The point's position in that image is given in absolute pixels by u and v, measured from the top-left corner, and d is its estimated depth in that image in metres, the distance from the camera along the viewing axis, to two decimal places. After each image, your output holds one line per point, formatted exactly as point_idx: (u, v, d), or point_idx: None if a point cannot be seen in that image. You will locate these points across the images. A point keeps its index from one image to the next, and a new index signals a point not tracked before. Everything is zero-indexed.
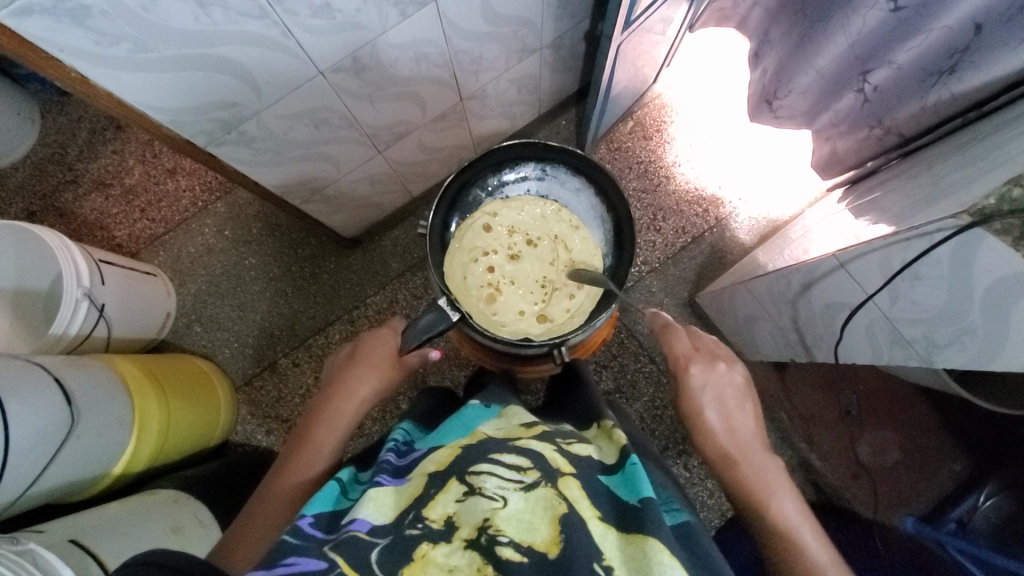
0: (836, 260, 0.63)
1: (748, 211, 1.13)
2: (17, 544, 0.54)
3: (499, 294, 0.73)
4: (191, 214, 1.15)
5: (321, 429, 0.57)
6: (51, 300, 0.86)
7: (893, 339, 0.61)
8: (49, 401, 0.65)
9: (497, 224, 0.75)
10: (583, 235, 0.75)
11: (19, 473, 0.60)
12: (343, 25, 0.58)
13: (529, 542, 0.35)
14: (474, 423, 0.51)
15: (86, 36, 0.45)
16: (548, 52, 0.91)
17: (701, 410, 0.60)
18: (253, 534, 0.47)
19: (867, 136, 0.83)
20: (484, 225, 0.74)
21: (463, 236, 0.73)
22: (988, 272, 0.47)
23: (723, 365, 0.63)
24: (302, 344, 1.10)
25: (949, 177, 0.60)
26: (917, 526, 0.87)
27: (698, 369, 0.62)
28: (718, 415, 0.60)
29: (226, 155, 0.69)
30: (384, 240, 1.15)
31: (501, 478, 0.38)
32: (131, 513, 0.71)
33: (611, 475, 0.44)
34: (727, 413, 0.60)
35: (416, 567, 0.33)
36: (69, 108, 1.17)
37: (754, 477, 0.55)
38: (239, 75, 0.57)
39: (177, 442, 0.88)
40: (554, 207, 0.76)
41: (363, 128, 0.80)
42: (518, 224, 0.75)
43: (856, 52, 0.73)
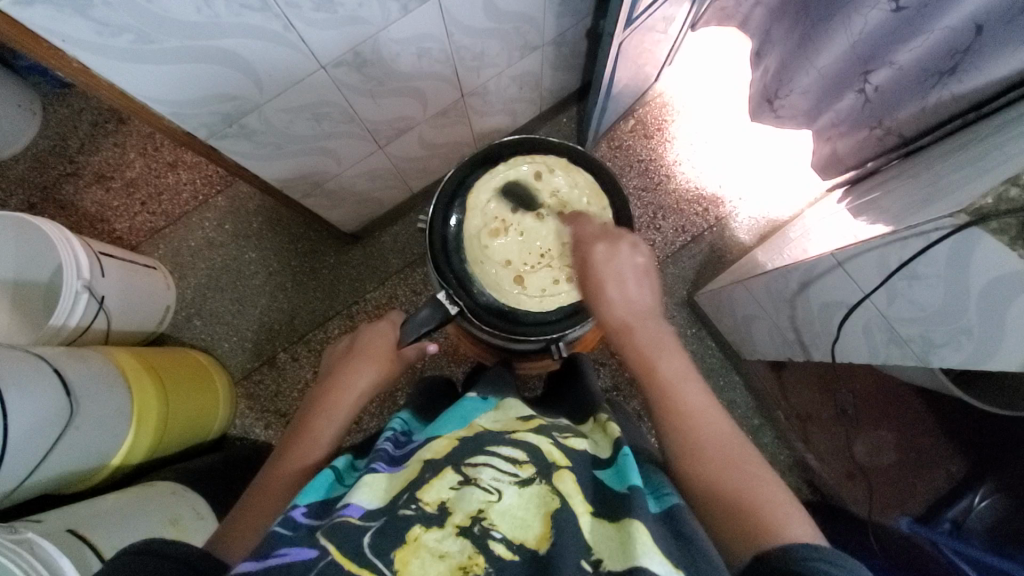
0: (834, 259, 0.63)
1: (748, 211, 1.13)
2: (15, 532, 0.55)
3: (493, 243, 0.70)
4: (191, 208, 1.15)
5: (320, 420, 0.57)
6: (52, 292, 0.87)
7: (890, 339, 0.61)
8: (48, 392, 0.65)
9: (522, 184, 0.72)
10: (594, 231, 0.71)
11: (18, 461, 0.60)
12: (345, 19, 0.58)
13: (520, 540, 0.35)
14: (472, 415, 0.51)
15: (87, 26, 0.45)
16: (549, 49, 0.91)
17: (611, 276, 0.59)
18: (251, 521, 0.47)
19: (867, 137, 0.83)
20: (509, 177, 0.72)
21: (489, 173, 0.71)
22: (984, 272, 0.48)
23: (627, 247, 0.61)
24: (301, 339, 1.10)
25: (949, 177, 0.60)
26: (912, 527, 0.86)
27: (603, 247, 0.61)
28: (620, 290, 0.58)
29: (228, 149, 0.69)
30: (385, 236, 1.15)
31: (497, 470, 0.39)
32: (130, 504, 0.71)
33: (603, 469, 0.44)
34: (631, 285, 0.58)
35: (408, 549, 0.33)
36: (71, 100, 1.17)
37: (646, 343, 0.53)
38: (241, 68, 0.57)
39: (176, 434, 0.88)
40: (580, 194, 0.72)
41: (364, 123, 0.80)
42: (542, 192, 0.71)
43: (857, 52, 0.73)
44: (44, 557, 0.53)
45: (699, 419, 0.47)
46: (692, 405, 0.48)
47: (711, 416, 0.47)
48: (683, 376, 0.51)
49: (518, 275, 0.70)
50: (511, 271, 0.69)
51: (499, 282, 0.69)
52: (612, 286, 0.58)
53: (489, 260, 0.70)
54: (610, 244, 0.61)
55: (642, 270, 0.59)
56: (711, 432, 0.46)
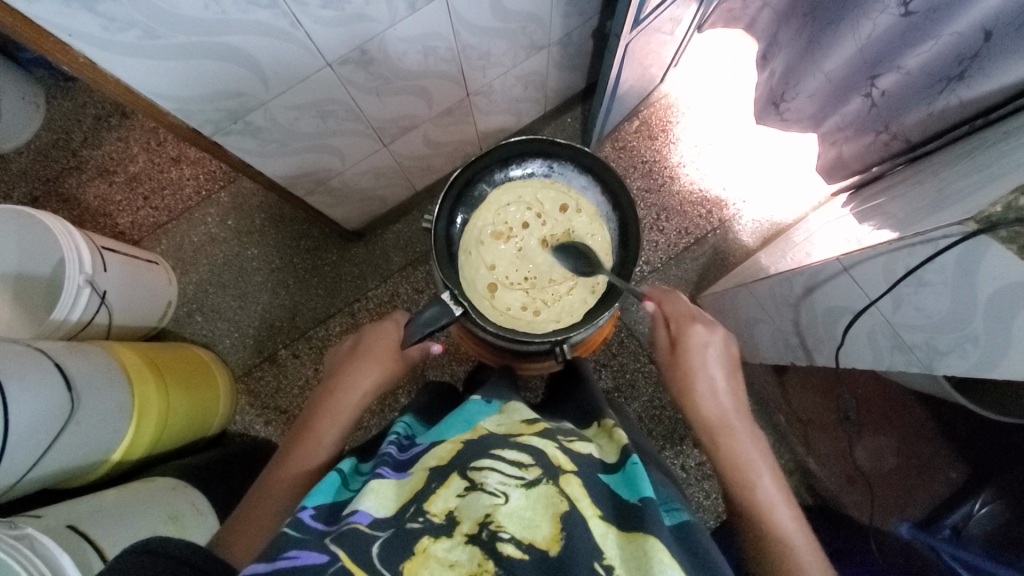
0: (840, 264, 0.63)
1: (752, 214, 1.13)
2: (14, 528, 0.55)
3: (503, 243, 0.74)
4: (194, 204, 1.14)
5: (323, 421, 0.57)
6: (54, 286, 0.86)
7: (894, 345, 0.60)
8: (50, 386, 0.65)
9: (552, 212, 0.75)
10: (580, 288, 0.74)
11: (18, 456, 0.60)
12: (352, 17, 0.58)
13: (530, 540, 0.34)
14: (476, 419, 0.51)
15: (93, 21, 0.45)
16: (555, 49, 0.91)
17: (702, 369, 0.62)
18: (253, 523, 0.47)
19: (873, 141, 0.83)
20: (545, 194, 0.75)
21: (532, 184, 0.75)
22: (992, 279, 0.47)
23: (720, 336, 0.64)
24: (302, 336, 1.10)
25: (956, 184, 0.60)
26: (912, 532, 0.87)
27: (698, 331, 0.63)
28: (714, 391, 0.61)
29: (232, 145, 0.69)
30: (387, 234, 1.15)
31: (502, 474, 0.38)
32: (129, 500, 0.71)
33: (611, 474, 0.44)
34: (721, 383, 0.61)
35: (416, 562, 0.33)
36: (75, 94, 1.17)
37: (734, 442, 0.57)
38: (248, 66, 0.57)
39: (176, 431, 0.88)
40: (591, 254, 0.74)
41: (369, 121, 0.79)
42: (564, 228, 0.74)
43: (865, 56, 0.73)
44: (44, 553, 0.53)
45: (767, 505, 0.52)
46: (761, 487, 0.54)
47: (776, 498, 0.53)
48: (759, 457, 0.56)
49: (498, 282, 0.73)
50: (496, 275, 0.73)
51: (475, 280, 0.73)
52: (703, 378, 0.61)
53: (478, 259, 0.73)
54: (711, 342, 0.63)
55: (728, 368, 0.63)
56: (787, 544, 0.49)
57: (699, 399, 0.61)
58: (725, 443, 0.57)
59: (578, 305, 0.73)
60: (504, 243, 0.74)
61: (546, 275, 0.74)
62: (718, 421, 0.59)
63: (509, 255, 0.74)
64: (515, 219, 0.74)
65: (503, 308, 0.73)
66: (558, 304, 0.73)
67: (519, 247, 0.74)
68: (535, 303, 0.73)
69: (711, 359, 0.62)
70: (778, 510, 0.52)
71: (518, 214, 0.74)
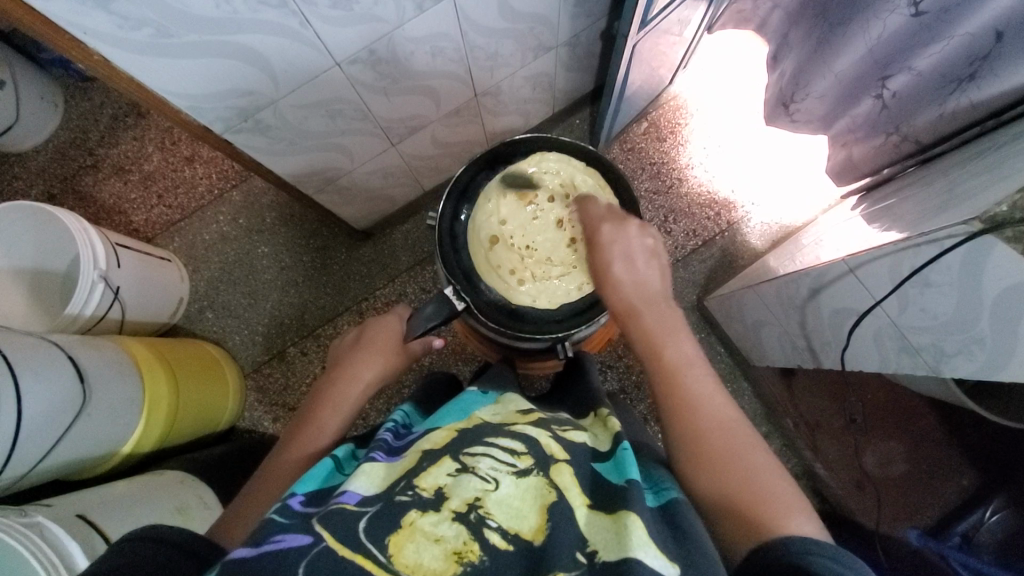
0: (846, 264, 0.63)
1: (760, 216, 1.12)
2: (24, 516, 0.56)
3: (525, 206, 0.71)
4: (206, 202, 1.16)
5: (325, 410, 0.58)
6: (68, 281, 0.88)
7: (901, 348, 0.60)
8: (63, 379, 0.66)
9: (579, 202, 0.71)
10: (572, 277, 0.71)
11: (31, 446, 0.61)
12: (362, 17, 0.59)
13: (516, 530, 0.35)
14: (471, 408, 0.51)
15: (108, 20, 0.46)
16: (564, 50, 0.91)
17: (616, 262, 0.60)
18: (252, 507, 0.48)
19: (884, 143, 0.82)
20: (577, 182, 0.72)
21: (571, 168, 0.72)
22: (998, 280, 0.47)
23: (619, 229, 0.62)
24: (311, 333, 1.12)
25: (964, 186, 0.59)
26: (921, 539, 0.89)
27: (609, 228, 0.63)
28: (634, 278, 0.59)
29: (244, 144, 0.70)
30: (395, 234, 1.16)
31: (495, 460, 0.39)
32: (138, 491, 0.72)
33: (602, 462, 0.44)
34: (640, 264, 0.60)
35: (403, 534, 0.33)
36: (92, 94, 1.19)
37: (655, 326, 0.55)
38: (259, 66, 0.58)
39: (186, 426, 0.89)
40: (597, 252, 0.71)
41: (378, 120, 0.80)
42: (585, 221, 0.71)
43: (875, 57, 0.72)
44: (53, 539, 0.54)
45: (679, 366, 0.51)
46: (675, 356, 0.52)
47: (695, 369, 0.51)
48: (679, 334, 0.55)
49: (503, 239, 0.71)
50: (507, 232, 0.71)
51: (479, 228, 0.72)
52: (620, 267, 0.60)
53: (490, 209, 0.72)
54: (620, 234, 0.62)
55: (654, 256, 0.61)
56: (712, 417, 0.46)
57: (612, 284, 0.60)
58: (640, 322, 0.56)
59: (564, 295, 0.71)
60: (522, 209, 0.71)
61: (546, 250, 0.71)
62: (626, 308, 0.58)
63: (522, 218, 0.71)
64: (543, 188, 0.72)
65: (493, 264, 0.71)
66: (544, 285, 0.71)
67: (535, 216, 0.71)
68: (523, 274, 0.71)
69: (630, 251, 0.61)
70: (696, 380, 0.50)
71: (547, 186, 0.72)
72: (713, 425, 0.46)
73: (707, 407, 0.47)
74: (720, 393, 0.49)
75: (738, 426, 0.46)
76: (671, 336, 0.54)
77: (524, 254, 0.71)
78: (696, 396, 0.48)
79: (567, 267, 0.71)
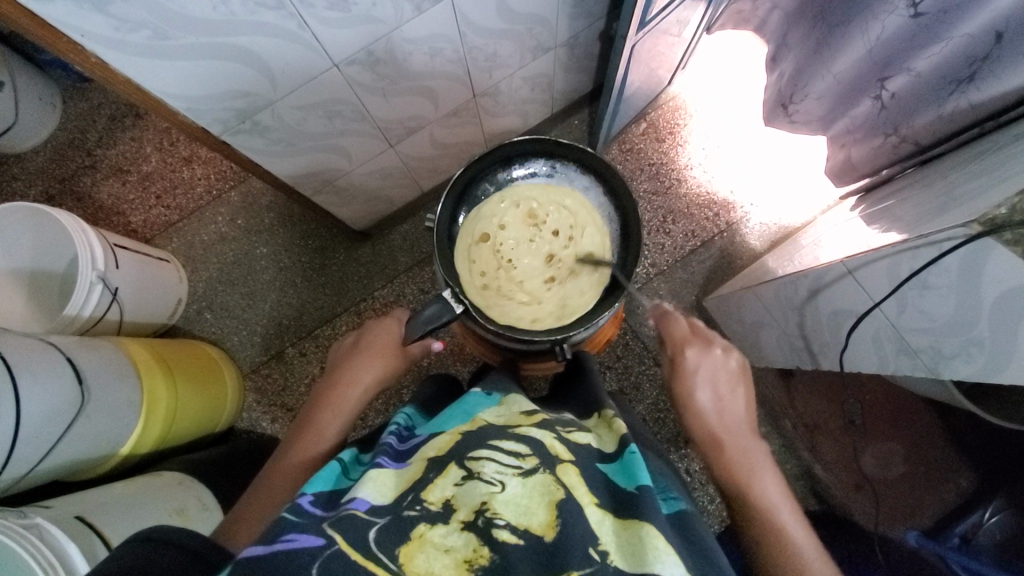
0: (844, 267, 0.62)
1: (759, 217, 1.12)
2: (23, 517, 0.56)
3: (532, 224, 0.75)
4: (205, 203, 1.16)
5: (325, 414, 0.58)
6: (67, 282, 0.88)
7: (900, 349, 0.60)
8: (62, 381, 0.66)
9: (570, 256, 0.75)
10: (526, 307, 0.74)
11: (29, 449, 0.61)
12: (360, 19, 0.59)
13: (525, 526, 0.35)
14: (475, 411, 0.51)
15: (105, 22, 0.46)
16: (563, 50, 0.91)
17: (694, 392, 0.58)
18: (253, 512, 0.48)
19: (883, 144, 0.82)
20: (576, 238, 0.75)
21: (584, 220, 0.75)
22: (996, 283, 0.47)
23: (695, 350, 0.61)
24: (309, 334, 1.11)
25: (963, 187, 0.59)
26: (919, 540, 0.89)
27: (692, 352, 0.61)
28: (715, 408, 0.57)
29: (241, 145, 0.70)
30: (394, 234, 1.16)
31: (500, 463, 0.39)
32: (136, 492, 0.72)
33: (608, 463, 0.44)
34: (723, 391, 0.59)
35: (413, 546, 0.33)
36: (90, 95, 1.19)
37: (738, 462, 0.53)
38: (257, 67, 0.58)
39: (184, 428, 0.89)
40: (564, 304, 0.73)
41: (376, 121, 0.80)
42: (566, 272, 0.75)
43: (874, 58, 0.72)
44: (52, 542, 0.54)
45: (768, 510, 0.50)
46: (766, 493, 0.51)
47: (784, 511, 0.50)
48: (766, 466, 0.53)
49: (498, 241, 0.74)
50: (505, 238, 0.75)
51: (479, 219, 0.75)
52: (702, 396, 0.58)
53: (493, 211, 0.75)
54: (701, 359, 0.60)
55: (739, 374, 0.60)
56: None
57: (692, 414, 0.58)
58: (726, 456, 0.54)
59: (515, 321, 0.72)
60: (522, 226, 0.75)
61: (519, 272, 0.74)
62: (706, 437, 0.56)
63: (520, 235, 0.75)
64: (551, 218, 0.75)
65: (471, 259, 0.74)
66: (504, 302, 0.73)
67: (531, 240, 0.75)
68: (486, 282, 0.73)
69: (705, 380, 0.59)
70: (789, 525, 0.48)
71: (555, 218, 0.75)
72: None
73: (812, 563, 0.46)
74: (812, 539, 0.48)
75: None
76: (760, 469, 0.53)
77: (501, 264, 0.74)
78: (798, 549, 0.47)
79: (533, 296, 0.74)
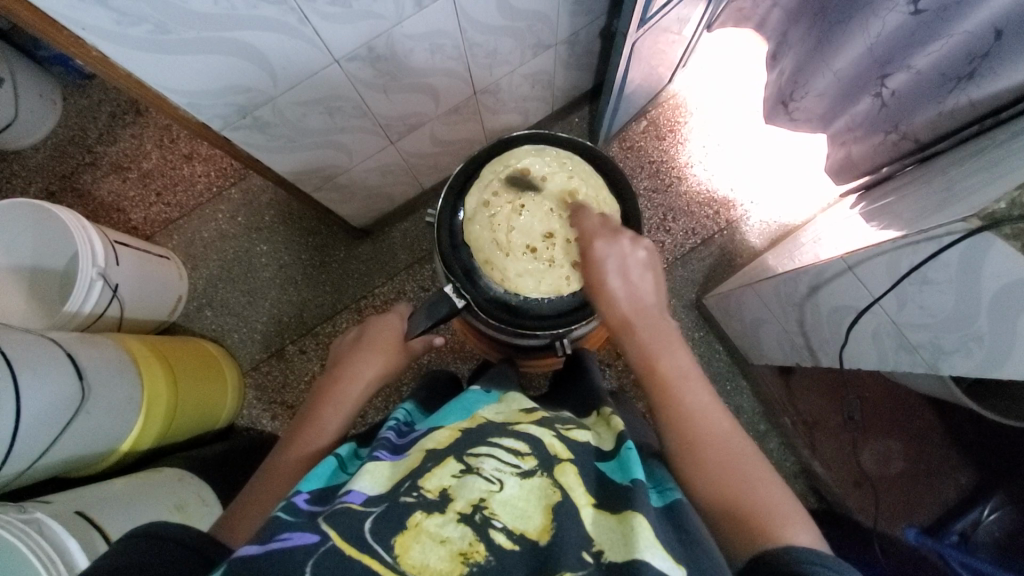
0: (844, 263, 0.62)
1: (759, 215, 1.12)
2: (23, 512, 0.56)
3: (563, 198, 0.68)
4: (205, 201, 1.16)
5: (326, 410, 0.58)
6: (67, 278, 0.88)
7: (900, 345, 0.60)
8: (61, 377, 0.66)
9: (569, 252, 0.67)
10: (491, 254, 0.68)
11: (29, 444, 0.61)
12: (360, 14, 0.59)
13: (521, 530, 0.35)
14: (475, 407, 0.51)
15: (107, 16, 0.46)
16: (563, 48, 0.91)
17: (607, 279, 0.57)
18: (253, 507, 0.48)
19: (883, 141, 0.82)
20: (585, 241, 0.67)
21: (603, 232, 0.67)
22: (995, 278, 0.47)
23: (607, 240, 0.59)
24: (310, 331, 1.12)
25: (962, 184, 0.59)
26: (919, 538, 0.89)
27: (601, 243, 0.59)
28: (631, 292, 0.56)
29: (242, 141, 0.70)
30: (394, 232, 1.16)
31: (499, 461, 0.39)
32: (137, 488, 0.72)
33: (606, 461, 0.44)
34: (637, 278, 0.57)
35: (409, 535, 0.33)
36: (91, 92, 1.19)
37: (649, 338, 0.53)
38: (258, 63, 0.58)
39: (183, 424, 0.89)
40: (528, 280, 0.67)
41: (376, 118, 0.80)
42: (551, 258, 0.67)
43: (874, 55, 0.72)
44: (52, 537, 0.54)
45: (676, 385, 0.49)
46: (671, 365, 0.50)
47: (691, 378, 0.50)
48: (674, 344, 0.53)
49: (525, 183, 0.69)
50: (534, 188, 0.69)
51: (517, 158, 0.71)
52: (613, 280, 0.57)
53: (529, 160, 0.70)
54: (612, 247, 0.58)
55: (656, 268, 0.59)
56: (711, 430, 0.45)
57: (606, 301, 0.57)
58: (637, 337, 0.54)
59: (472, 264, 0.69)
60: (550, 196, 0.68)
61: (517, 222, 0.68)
62: (620, 321, 0.55)
63: (544, 195, 0.68)
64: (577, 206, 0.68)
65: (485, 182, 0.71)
66: (481, 238, 0.69)
67: (549, 208, 0.68)
68: (476, 210, 0.70)
69: (622, 267, 0.57)
70: (692, 391, 0.49)
71: (580, 209, 0.68)
72: (711, 437, 0.45)
73: (708, 420, 0.46)
74: (719, 407, 0.48)
75: (737, 439, 0.45)
76: (673, 348, 0.52)
77: (508, 204, 0.69)
78: (695, 411, 0.47)
79: (510, 250, 0.68)
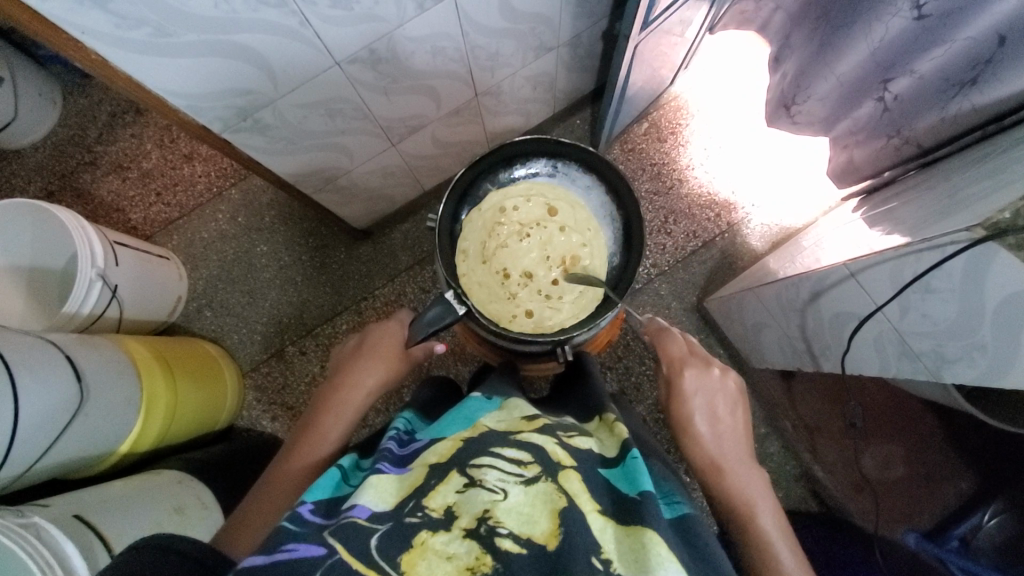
0: (847, 269, 0.62)
1: (760, 217, 1.12)
2: (21, 516, 0.56)
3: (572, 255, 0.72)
4: (205, 201, 1.16)
5: (327, 417, 0.58)
6: (67, 279, 0.88)
7: (901, 352, 0.60)
8: (60, 379, 0.66)
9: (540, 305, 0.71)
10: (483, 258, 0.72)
11: (27, 448, 0.61)
12: (361, 17, 0.58)
13: (528, 534, 0.35)
14: (476, 416, 0.51)
15: (106, 19, 0.46)
16: (565, 50, 0.91)
17: (690, 418, 0.61)
18: (255, 516, 0.48)
19: (885, 146, 0.81)
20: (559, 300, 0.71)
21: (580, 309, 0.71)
22: (999, 288, 0.47)
23: (694, 372, 0.63)
24: (310, 332, 1.11)
25: (966, 190, 0.59)
26: (918, 543, 0.93)
27: (691, 372, 0.63)
28: (714, 423, 0.60)
29: (242, 143, 0.70)
30: (394, 233, 1.15)
31: (502, 472, 0.38)
32: (136, 491, 0.72)
33: (610, 468, 0.45)
34: (721, 407, 0.61)
35: (414, 553, 0.33)
36: (90, 91, 1.19)
37: (738, 489, 0.55)
38: (258, 64, 0.58)
39: (183, 426, 0.89)
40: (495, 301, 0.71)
41: (377, 120, 0.80)
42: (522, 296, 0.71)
43: (877, 59, 0.72)
44: (51, 542, 0.54)
45: (767, 543, 0.51)
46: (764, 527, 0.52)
47: (780, 542, 0.51)
48: (761, 491, 0.55)
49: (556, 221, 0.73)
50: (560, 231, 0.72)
51: (558, 198, 0.73)
52: (698, 422, 0.60)
53: (563, 208, 0.73)
54: (700, 378, 0.63)
55: (737, 399, 0.63)
56: None
57: (692, 441, 0.59)
58: (723, 484, 0.56)
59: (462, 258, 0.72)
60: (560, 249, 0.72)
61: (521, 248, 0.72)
62: (709, 465, 0.57)
63: (558, 242, 0.72)
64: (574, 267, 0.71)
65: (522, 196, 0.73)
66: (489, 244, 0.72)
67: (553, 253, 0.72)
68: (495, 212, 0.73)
69: (707, 398, 0.62)
70: (780, 554, 0.50)
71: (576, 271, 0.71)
72: None
73: None
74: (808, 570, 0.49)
75: None
76: (758, 494, 0.55)
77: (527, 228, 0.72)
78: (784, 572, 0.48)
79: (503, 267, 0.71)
